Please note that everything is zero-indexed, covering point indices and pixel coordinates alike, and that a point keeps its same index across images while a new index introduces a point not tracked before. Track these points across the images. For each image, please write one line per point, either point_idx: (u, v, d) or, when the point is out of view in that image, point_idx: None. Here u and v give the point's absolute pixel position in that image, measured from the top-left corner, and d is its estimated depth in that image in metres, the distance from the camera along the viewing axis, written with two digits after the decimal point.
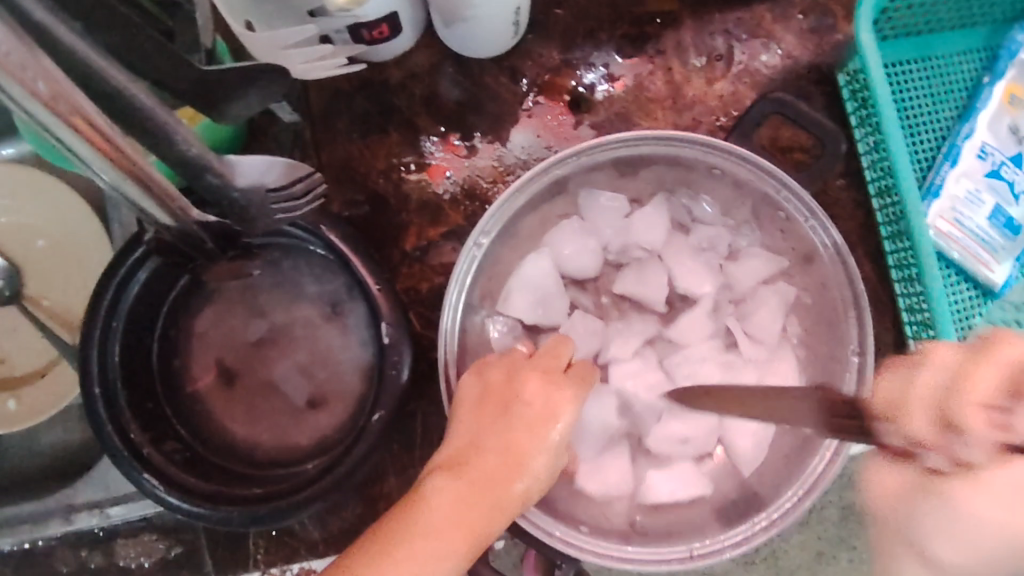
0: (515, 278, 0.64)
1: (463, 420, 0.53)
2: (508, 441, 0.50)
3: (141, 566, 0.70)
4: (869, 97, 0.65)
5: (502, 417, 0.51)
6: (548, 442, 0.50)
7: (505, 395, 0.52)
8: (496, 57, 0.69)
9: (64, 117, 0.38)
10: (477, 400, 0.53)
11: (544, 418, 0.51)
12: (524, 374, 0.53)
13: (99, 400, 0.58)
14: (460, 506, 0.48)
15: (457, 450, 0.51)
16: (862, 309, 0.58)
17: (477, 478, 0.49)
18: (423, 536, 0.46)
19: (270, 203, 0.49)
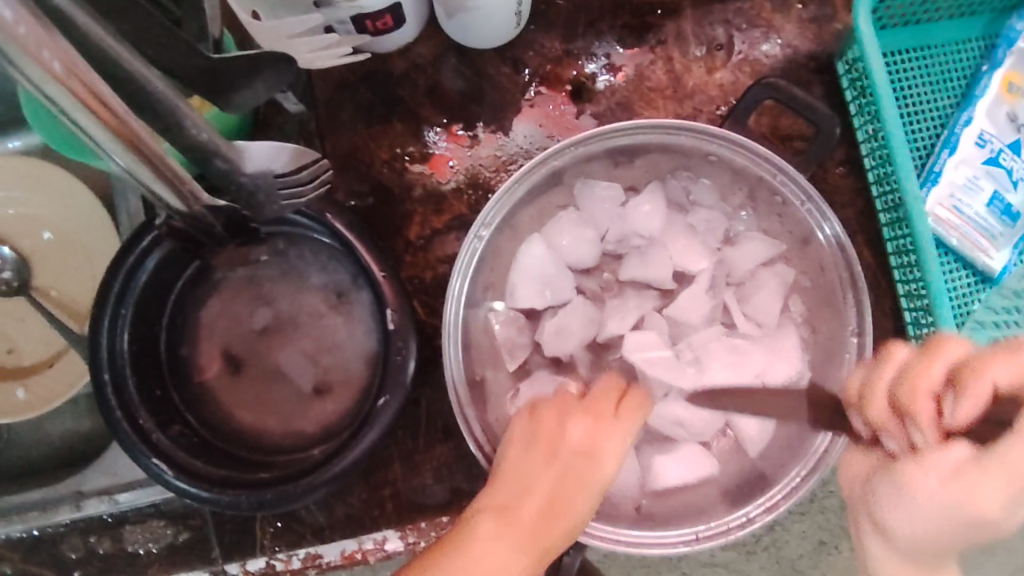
0: (513, 271, 0.65)
1: (508, 455, 0.51)
2: (557, 490, 0.48)
3: (149, 552, 0.70)
4: (868, 85, 0.66)
5: (551, 462, 0.49)
6: (598, 488, 0.49)
7: (554, 438, 0.50)
8: (498, 47, 0.69)
9: (80, 98, 0.39)
10: (526, 437, 0.51)
11: (592, 462, 0.49)
12: (575, 416, 0.51)
13: (109, 386, 0.59)
14: (507, 555, 0.46)
15: (505, 490, 0.49)
16: (860, 291, 0.60)
17: (526, 527, 0.47)
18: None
19: (277, 188, 0.50)
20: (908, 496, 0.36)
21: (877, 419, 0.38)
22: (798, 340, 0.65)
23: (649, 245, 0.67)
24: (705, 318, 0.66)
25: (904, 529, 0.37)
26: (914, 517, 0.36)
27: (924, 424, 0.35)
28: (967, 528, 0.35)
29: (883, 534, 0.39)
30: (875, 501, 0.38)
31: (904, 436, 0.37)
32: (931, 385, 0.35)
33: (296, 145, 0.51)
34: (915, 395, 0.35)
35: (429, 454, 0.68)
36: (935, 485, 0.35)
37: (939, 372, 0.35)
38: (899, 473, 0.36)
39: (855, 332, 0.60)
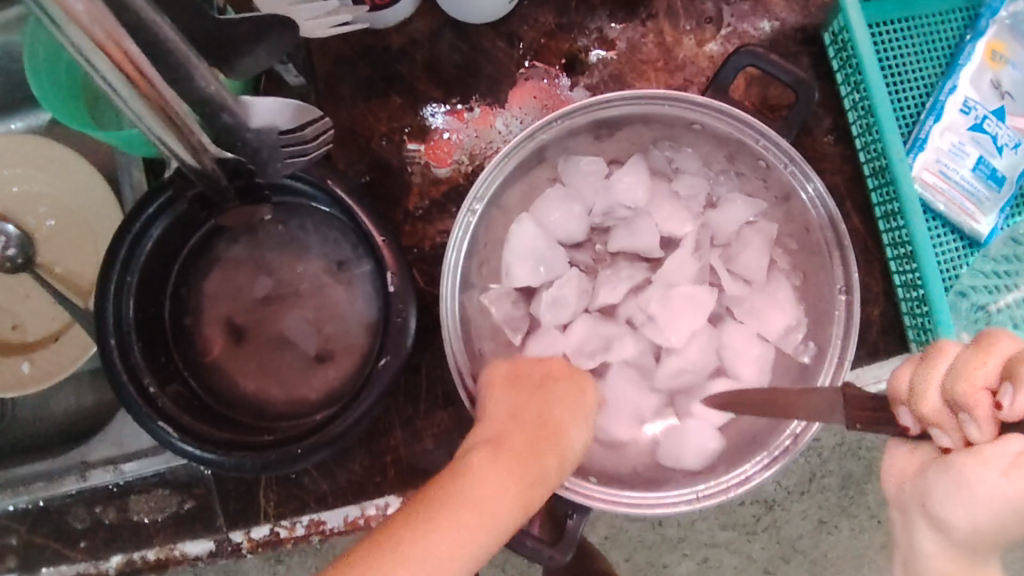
0: (506, 250, 0.66)
1: (494, 401, 0.54)
2: (545, 416, 0.51)
3: (154, 521, 0.72)
4: (852, 53, 0.68)
5: (536, 395, 0.53)
6: (577, 418, 0.53)
7: (534, 380, 0.55)
8: (493, 22, 0.71)
9: (99, 43, 0.39)
10: (507, 381, 0.56)
11: (572, 398, 0.54)
12: (545, 367, 0.57)
13: (115, 351, 0.61)
14: (506, 470, 0.45)
15: (495, 422, 0.51)
16: (846, 250, 0.61)
17: (518, 445, 0.48)
18: (469, 508, 0.42)
19: (281, 145, 0.51)
20: (967, 492, 0.35)
21: (928, 415, 0.35)
22: (790, 289, 0.67)
23: (636, 216, 0.68)
24: (694, 277, 0.68)
25: (961, 522, 0.35)
26: (972, 512, 0.35)
27: (980, 417, 0.33)
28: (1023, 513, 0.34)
29: (940, 532, 0.37)
30: (931, 496, 0.36)
31: (958, 431, 0.35)
32: (987, 379, 0.33)
33: (297, 103, 0.52)
34: (973, 391, 0.33)
35: (430, 420, 0.69)
36: (998, 478, 0.34)
37: (994, 367, 0.33)
38: (955, 468, 0.35)
39: (842, 289, 0.62)
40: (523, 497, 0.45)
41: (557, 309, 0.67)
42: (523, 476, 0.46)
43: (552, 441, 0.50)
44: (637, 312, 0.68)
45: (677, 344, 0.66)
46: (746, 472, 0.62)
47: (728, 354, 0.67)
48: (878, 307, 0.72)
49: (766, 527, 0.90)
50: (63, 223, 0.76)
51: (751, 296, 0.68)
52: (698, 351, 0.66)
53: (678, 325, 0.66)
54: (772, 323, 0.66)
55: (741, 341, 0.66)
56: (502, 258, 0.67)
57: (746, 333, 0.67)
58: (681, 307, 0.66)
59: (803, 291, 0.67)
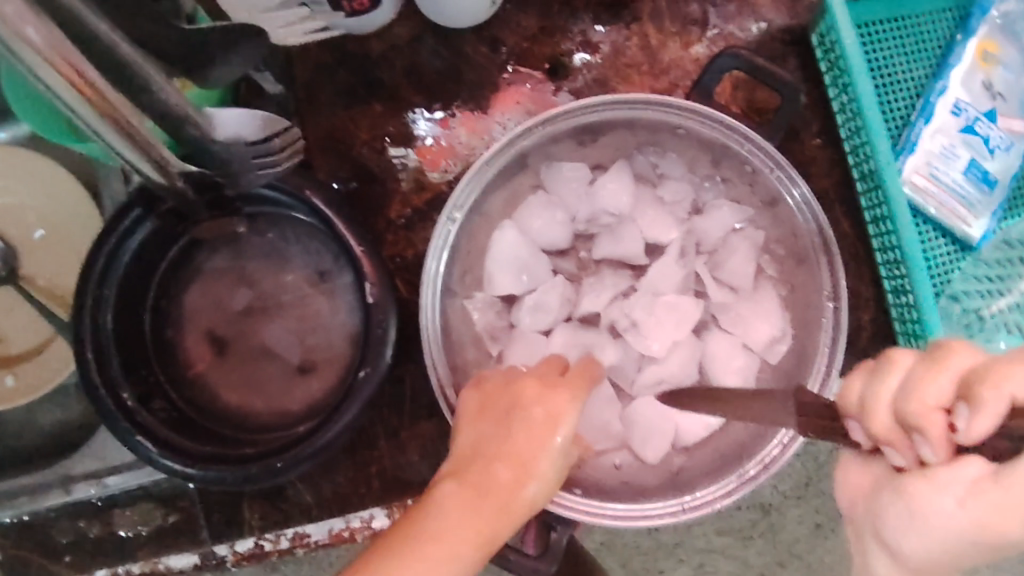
0: (488, 259, 0.66)
1: (467, 431, 0.53)
2: (515, 449, 0.50)
3: (138, 534, 0.71)
4: (839, 55, 0.67)
5: (505, 423, 0.52)
6: (551, 446, 0.50)
7: (508, 403, 0.53)
8: (475, 27, 0.70)
9: (66, 77, 0.39)
10: (479, 409, 0.54)
11: (550, 424, 0.51)
12: (523, 380, 0.54)
13: (93, 365, 0.60)
14: (469, 507, 0.46)
15: (462, 456, 0.51)
16: (833, 254, 0.61)
17: (481, 481, 0.48)
18: (431, 544, 0.44)
19: (252, 156, 0.50)
20: (917, 519, 0.30)
21: (879, 432, 0.32)
22: (776, 299, 0.66)
23: (620, 223, 0.67)
24: (678, 286, 0.67)
25: (916, 551, 0.31)
26: (926, 540, 0.31)
27: (934, 439, 0.29)
28: (982, 546, 0.30)
29: (893, 560, 0.33)
30: (882, 521, 0.32)
31: (912, 450, 0.31)
32: (940, 398, 0.29)
33: (263, 114, 0.51)
34: (924, 411, 0.29)
35: (414, 430, 0.69)
36: (953, 508, 0.29)
37: (948, 384, 0.30)
38: (905, 491, 0.31)
39: (830, 295, 0.61)
40: (482, 531, 0.46)
41: (538, 315, 0.66)
42: (487, 514, 0.47)
43: (520, 477, 0.49)
44: (620, 316, 0.67)
45: (660, 355, 0.66)
46: (730, 483, 0.61)
47: (710, 364, 0.66)
48: (868, 313, 0.71)
49: (762, 533, 0.89)
50: (54, 231, 0.75)
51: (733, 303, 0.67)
52: (680, 361, 0.66)
53: (661, 336, 0.65)
54: (759, 332, 0.65)
55: (725, 350, 0.66)
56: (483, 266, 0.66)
57: (730, 343, 0.66)
58: (667, 315, 0.65)
59: (792, 297, 0.66)
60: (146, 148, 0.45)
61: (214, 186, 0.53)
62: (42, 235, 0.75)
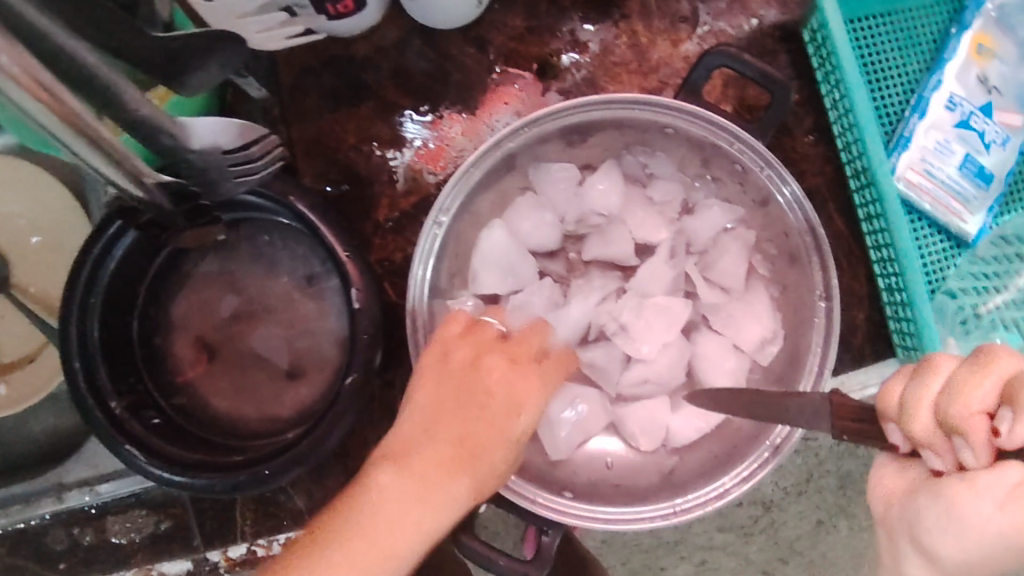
0: (475, 256, 0.65)
1: (415, 407, 0.51)
2: (465, 435, 0.49)
3: (131, 541, 0.71)
4: (830, 51, 0.66)
5: (462, 404, 0.50)
6: (507, 434, 0.50)
7: (466, 383, 0.51)
8: (462, 27, 0.69)
9: (36, 97, 0.38)
10: (437, 383, 0.52)
11: (509, 411, 0.51)
12: (488, 356, 0.53)
13: (80, 374, 0.60)
14: (405, 498, 0.46)
15: (412, 434, 0.50)
16: (825, 254, 0.60)
17: (425, 470, 0.47)
18: (367, 540, 0.44)
19: (228, 166, 0.51)
20: (958, 521, 0.34)
21: (921, 435, 0.34)
22: (768, 300, 0.66)
23: (609, 224, 0.67)
24: (668, 287, 0.66)
25: (953, 553, 0.35)
26: (964, 543, 0.34)
27: (976, 443, 0.32)
28: (1022, 549, 0.33)
29: (927, 559, 0.36)
30: (919, 524, 0.36)
31: (951, 453, 0.34)
32: (984, 402, 0.32)
33: (240, 121, 0.51)
34: (967, 414, 0.32)
35: None
36: (992, 511, 0.33)
37: (992, 388, 0.32)
38: (946, 493, 0.34)
39: (823, 295, 0.60)
40: (418, 524, 0.45)
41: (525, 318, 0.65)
42: (426, 506, 0.46)
43: (466, 465, 0.48)
44: (608, 320, 0.66)
45: (651, 356, 0.65)
46: (722, 486, 0.60)
47: (701, 364, 0.66)
48: (863, 311, 0.70)
49: (763, 531, 0.88)
50: (49, 235, 0.75)
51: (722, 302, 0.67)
52: (668, 363, 0.65)
53: (650, 338, 0.65)
54: (749, 333, 0.65)
55: (715, 350, 0.66)
56: (470, 265, 0.65)
57: (720, 345, 0.66)
58: (657, 317, 0.65)
59: (783, 298, 0.65)
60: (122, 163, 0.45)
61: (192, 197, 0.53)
62: (39, 240, 0.75)
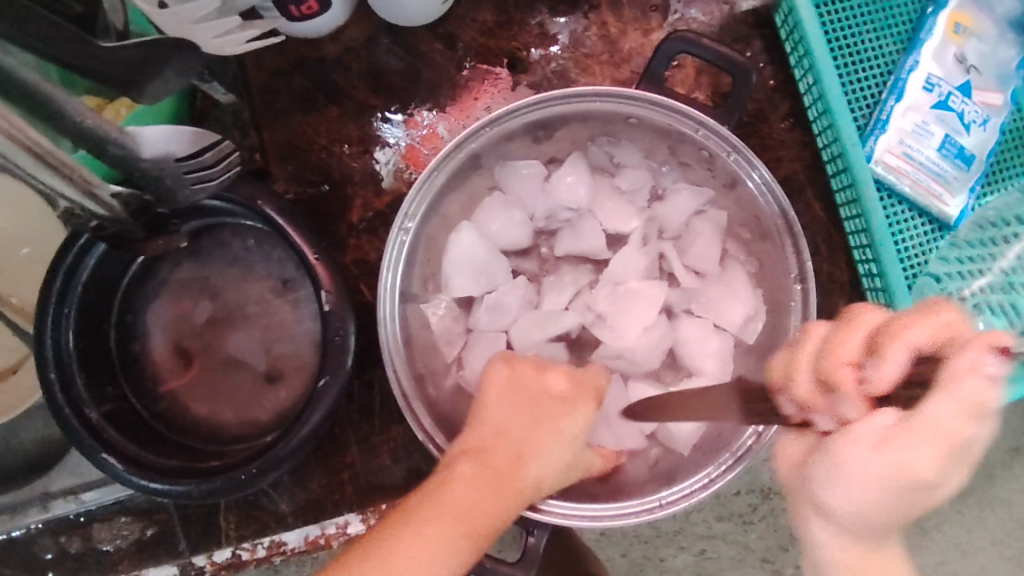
0: (446, 261, 0.65)
1: (489, 407, 0.52)
2: (529, 438, 0.50)
3: (118, 548, 0.71)
4: (801, 36, 0.65)
5: (529, 408, 0.51)
6: (563, 438, 0.51)
7: (529, 394, 0.52)
8: (430, 24, 0.69)
9: None
10: (507, 385, 0.53)
11: (564, 414, 0.51)
12: (547, 372, 0.54)
13: (56, 385, 0.59)
14: (477, 489, 0.46)
15: (477, 438, 0.50)
16: (798, 237, 0.59)
17: (493, 468, 0.48)
18: (445, 522, 0.44)
19: (183, 172, 0.53)
20: (843, 473, 0.34)
21: (803, 397, 0.36)
22: (746, 277, 0.65)
23: (579, 217, 0.67)
24: (643, 272, 0.66)
25: (842, 506, 0.35)
26: (849, 492, 0.34)
27: (849, 393, 0.33)
28: (903, 489, 0.33)
29: (824, 514, 0.36)
30: (812, 484, 0.36)
31: (830, 411, 0.35)
32: (852, 354, 0.33)
33: (192, 129, 0.53)
34: (836, 367, 0.33)
35: (386, 435, 0.68)
36: (869, 455, 0.32)
37: (859, 342, 0.33)
38: (833, 448, 0.34)
39: (797, 277, 0.60)
40: (492, 516, 0.46)
41: (496, 316, 0.66)
42: (492, 499, 0.47)
43: (527, 465, 0.49)
44: (585, 311, 0.66)
45: (632, 342, 0.64)
46: (707, 476, 0.60)
47: (684, 347, 0.65)
48: (843, 298, 0.69)
49: None
50: (36, 245, 0.72)
51: (696, 288, 0.67)
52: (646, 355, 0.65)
53: (631, 322, 0.64)
54: (730, 314, 0.65)
55: (697, 333, 0.65)
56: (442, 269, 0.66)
57: (702, 326, 0.65)
58: (631, 303, 0.64)
59: (760, 274, 0.64)
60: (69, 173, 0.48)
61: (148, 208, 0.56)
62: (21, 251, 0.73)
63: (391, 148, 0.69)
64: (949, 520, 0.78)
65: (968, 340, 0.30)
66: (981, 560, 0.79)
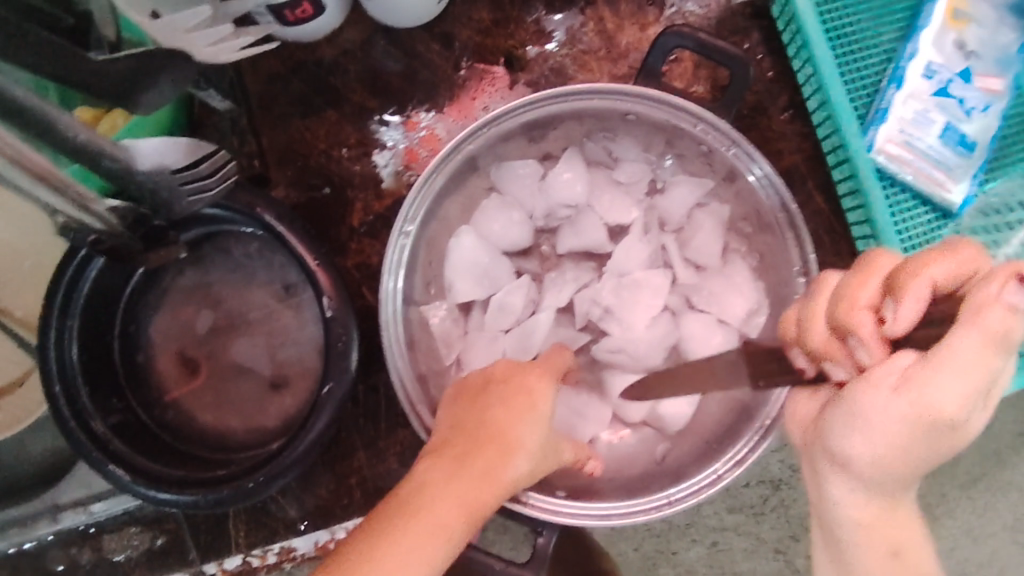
0: (447, 264, 0.65)
1: (446, 416, 0.52)
2: (490, 422, 0.48)
3: (128, 558, 0.71)
4: (798, 27, 0.65)
5: (481, 401, 0.50)
6: (526, 416, 0.49)
7: (483, 386, 0.52)
8: (426, 24, 0.68)
9: None
10: (459, 395, 0.53)
11: (520, 395, 0.50)
12: (495, 366, 0.54)
13: (61, 398, 0.59)
14: (447, 483, 0.44)
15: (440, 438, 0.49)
16: (800, 230, 0.59)
17: (458, 458, 0.46)
18: (417, 520, 0.42)
19: (180, 184, 0.53)
20: (863, 418, 0.33)
21: (819, 348, 0.35)
22: (747, 271, 0.65)
23: (579, 214, 0.67)
24: (646, 262, 0.66)
25: (861, 454, 0.34)
26: (869, 439, 0.33)
27: (866, 338, 0.32)
28: (926, 431, 0.32)
29: (843, 470, 0.36)
30: (829, 435, 0.35)
31: (849, 359, 0.34)
32: (870, 297, 0.32)
33: (188, 140, 0.55)
34: (852, 312, 0.32)
35: (392, 438, 0.68)
36: (887, 398, 0.32)
37: (876, 285, 0.32)
38: (850, 399, 0.33)
39: (801, 271, 0.59)
40: (467, 508, 0.43)
41: (501, 315, 0.65)
42: (465, 492, 0.44)
43: (495, 450, 0.46)
44: (590, 306, 0.65)
45: (637, 333, 0.64)
46: (716, 471, 0.60)
47: (687, 342, 0.65)
48: None
49: None
50: (36, 256, 0.72)
51: (696, 281, 0.66)
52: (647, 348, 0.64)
53: (638, 314, 0.64)
54: (733, 307, 0.64)
55: (701, 329, 0.64)
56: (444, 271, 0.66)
57: (706, 323, 0.65)
58: (636, 296, 0.64)
59: (762, 267, 0.64)
60: (62, 187, 0.48)
61: (146, 219, 0.56)
62: (25, 263, 0.72)
63: (389, 150, 0.69)
64: (959, 506, 0.78)
65: (990, 272, 0.30)
66: (993, 547, 0.78)
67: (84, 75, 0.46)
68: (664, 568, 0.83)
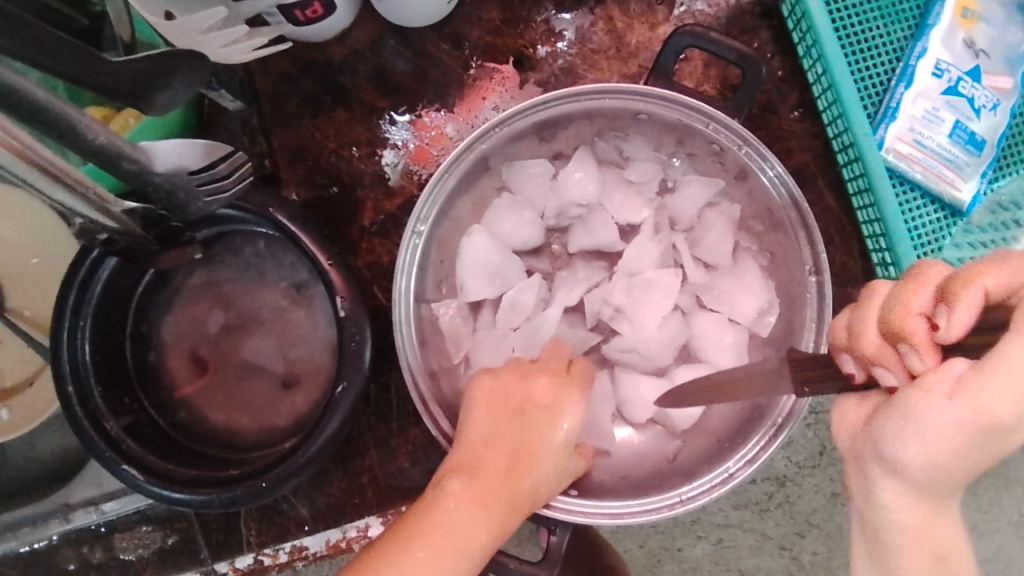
0: (458, 264, 0.65)
1: (472, 424, 0.51)
2: (523, 441, 0.50)
3: (139, 557, 0.72)
4: (809, 26, 0.65)
5: (515, 418, 0.51)
6: (557, 438, 0.50)
7: (517, 399, 0.52)
8: (436, 24, 0.68)
9: None
10: (488, 400, 0.52)
11: (555, 416, 0.51)
12: (533, 374, 0.53)
13: (74, 398, 0.59)
14: (476, 504, 0.46)
15: (470, 448, 0.50)
16: (811, 229, 0.59)
17: (490, 478, 0.48)
18: (445, 534, 0.45)
19: (195, 185, 0.53)
20: (917, 423, 0.33)
21: (870, 354, 0.36)
22: (759, 270, 0.65)
23: (590, 213, 0.66)
24: (658, 260, 0.66)
25: (915, 460, 0.34)
26: (924, 443, 0.33)
27: (918, 343, 0.34)
28: (981, 437, 0.32)
29: (895, 473, 0.35)
30: (884, 440, 0.35)
31: (901, 365, 0.35)
32: (923, 305, 0.34)
33: (206, 142, 0.53)
34: (905, 317, 0.34)
35: (403, 437, 0.68)
36: (945, 403, 0.32)
37: (929, 293, 0.34)
38: (904, 403, 0.34)
39: (812, 270, 0.60)
40: (487, 530, 0.46)
41: (513, 314, 0.65)
42: (491, 513, 0.47)
43: (525, 471, 0.49)
44: (601, 305, 0.65)
45: (652, 333, 0.64)
46: (727, 470, 0.60)
47: (698, 342, 0.65)
48: (858, 287, 0.69)
49: None
50: (47, 255, 0.72)
51: (707, 280, 0.66)
52: (660, 345, 0.64)
53: (649, 313, 0.64)
54: (744, 306, 0.64)
55: (712, 328, 0.65)
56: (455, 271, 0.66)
57: (716, 321, 0.65)
58: (648, 295, 0.64)
59: (773, 266, 0.65)
60: (80, 188, 0.48)
61: (160, 220, 0.56)
62: (35, 263, 0.72)
63: (399, 149, 0.69)
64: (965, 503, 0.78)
65: None
66: (999, 543, 0.79)
67: (101, 77, 0.47)
68: (671, 565, 0.83)
